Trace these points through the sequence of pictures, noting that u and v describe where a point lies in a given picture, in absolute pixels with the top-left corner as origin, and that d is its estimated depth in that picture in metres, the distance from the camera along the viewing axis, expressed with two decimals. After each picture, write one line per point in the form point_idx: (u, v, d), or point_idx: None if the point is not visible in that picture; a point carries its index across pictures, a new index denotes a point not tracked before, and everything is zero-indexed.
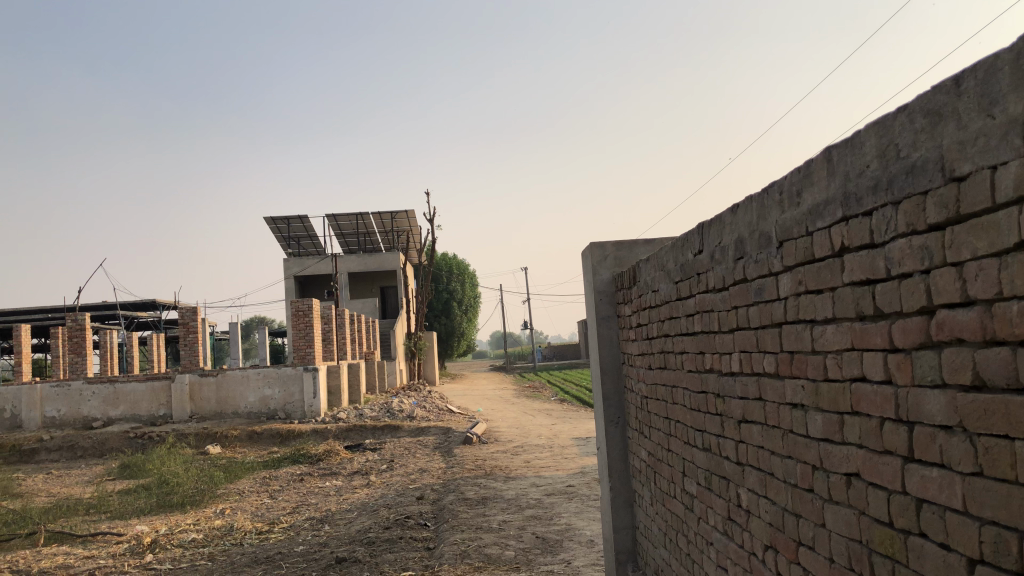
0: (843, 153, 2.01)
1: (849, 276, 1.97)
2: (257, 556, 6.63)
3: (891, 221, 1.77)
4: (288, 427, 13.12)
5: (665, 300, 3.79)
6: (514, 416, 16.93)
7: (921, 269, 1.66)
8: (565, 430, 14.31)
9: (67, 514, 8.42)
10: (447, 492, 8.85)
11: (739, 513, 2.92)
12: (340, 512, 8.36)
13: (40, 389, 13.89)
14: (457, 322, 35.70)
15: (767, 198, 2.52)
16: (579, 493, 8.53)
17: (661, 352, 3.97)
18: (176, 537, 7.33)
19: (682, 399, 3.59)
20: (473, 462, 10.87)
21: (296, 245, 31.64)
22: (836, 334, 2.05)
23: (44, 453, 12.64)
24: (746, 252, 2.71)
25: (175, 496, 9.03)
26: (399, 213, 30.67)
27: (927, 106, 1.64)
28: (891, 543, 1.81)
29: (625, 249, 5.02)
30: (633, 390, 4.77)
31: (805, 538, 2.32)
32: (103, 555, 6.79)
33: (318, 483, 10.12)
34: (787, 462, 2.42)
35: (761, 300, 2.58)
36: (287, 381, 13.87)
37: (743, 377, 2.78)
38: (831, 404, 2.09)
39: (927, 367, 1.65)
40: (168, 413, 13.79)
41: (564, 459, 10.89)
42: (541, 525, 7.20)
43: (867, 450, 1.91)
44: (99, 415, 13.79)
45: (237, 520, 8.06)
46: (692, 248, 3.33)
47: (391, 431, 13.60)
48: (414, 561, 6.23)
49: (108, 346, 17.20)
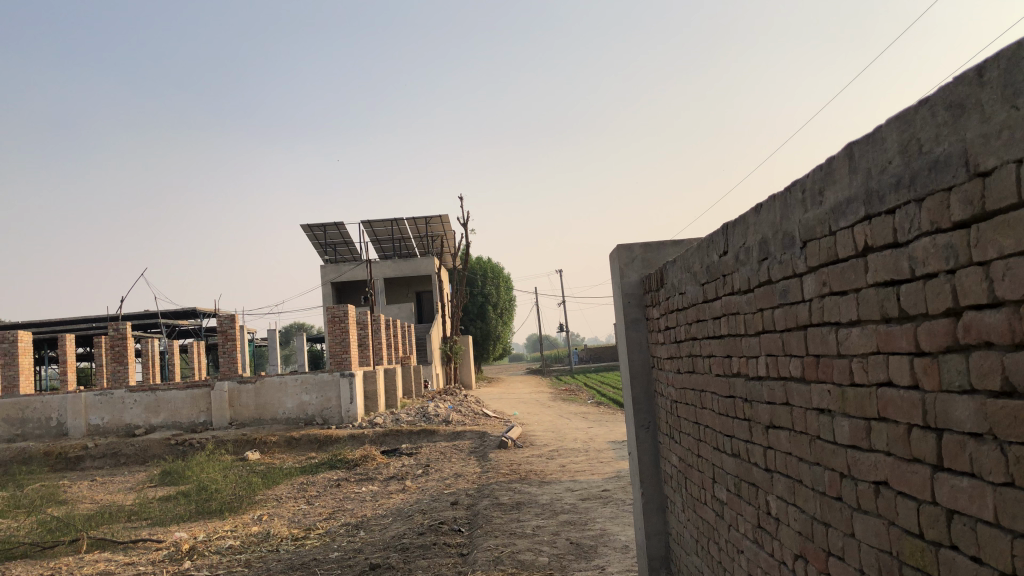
0: (865, 149, 1.94)
1: (873, 277, 1.89)
2: (293, 563, 6.66)
3: (914, 219, 1.69)
4: (326, 433, 13.22)
5: (692, 302, 3.71)
6: (549, 420, 16.89)
7: (946, 269, 1.59)
8: (601, 433, 14.20)
9: (109, 520, 8.56)
10: (481, 497, 8.83)
11: (768, 520, 2.84)
12: (375, 518, 8.38)
13: (84, 397, 14.11)
14: (493, 324, 35.75)
15: (790, 197, 2.45)
16: (614, 498, 8.45)
17: (688, 355, 3.89)
18: (215, 543, 7.40)
19: (711, 403, 3.52)
20: (508, 466, 10.83)
21: (332, 251, 31.95)
22: (862, 337, 1.97)
23: (89, 460, 12.86)
24: (771, 253, 2.63)
25: (214, 502, 9.14)
26: (433, 218, 30.85)
27: (950, 99, 1.57)
28: (922, 556, 1.73)
29: (653, 251, 4.95)
30: (663, 394, 4.69)
31: (834, 547, 2.24)
32: (143, 561, 6.87)
33: (355, 488, 10.18)
34: (815, 470, 2.34)
35: (785, 303, 2.51)
36: (325, 386, 13.97)
37: (770, 381, 2.70)
38: (858, 409, 2.02)
39: (955, 371, 1.58)
40: (208, 420, 13.97)
41: (599, 462, 10.79)
42: (576, 530, 7.13)
43: (895, 458, 1.84)
44: (141, 422, 14.01)
45: (274, 526, 8.11)
46: (717, 249, 3.26)
47: (427, 435, 13.61)
48: (447, 568, 6.21)
49: (149, 354, 17.49)
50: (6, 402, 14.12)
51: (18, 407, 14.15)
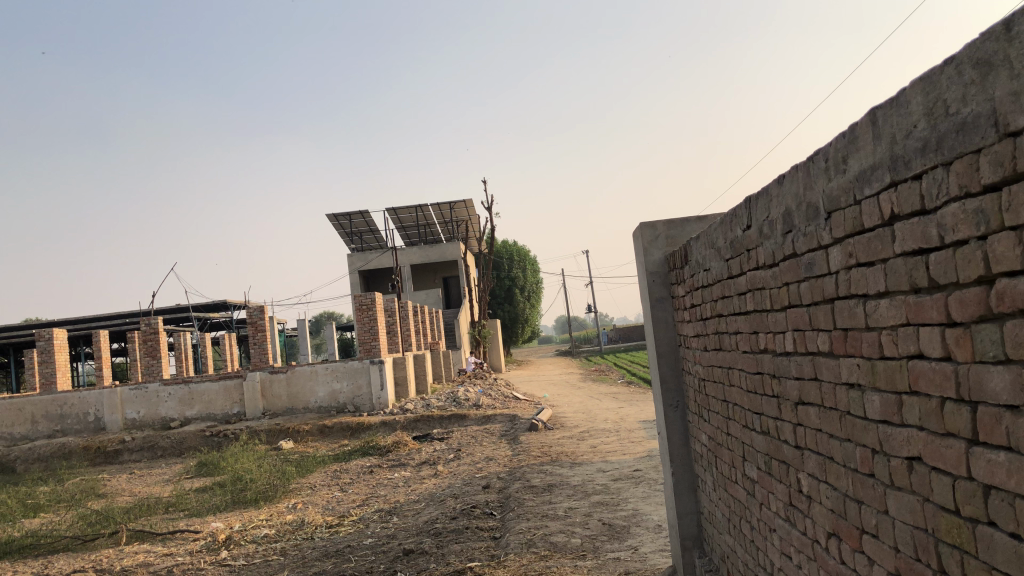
0: (889, 114, 1.85)
1: (901, 246, 1.82)
2: (327, 550, 6.71)
3: (942, 184, 1.62)
4: (358, 420, 13.30)
5: (717, 279, 3.63)
6: (579, 401, 16.86)
7: (977, 236, 1.52)
8: (632, 412, 14.14)
9: (147, 512, 8.69)
10: (512, 480, 8.83)
11: (801, 499, 2.78)
12: (408, 503, 8.42)
13: (120, 391, 14.30)
14: (520, 308, 35.73)
15: (813, 166, 2.36)
16: (646, 478, 8.41)
17: (715, 333, 3.83)
18: (250, 533, 7.45)
19: (738, 381, 3.46)
20: (539, 449, 10.80)
21: (358, 238, 32.09)
22: (891, 309, 1.90)
23: (127, 454, 13.07)
24: (795, 225, 2.55)
25: (249, 492, 9.22)
26: (457, 203, 30.81)
27: (977, 56, 1.49)
28: (959, 533, 1.68)
29: (677, 228, 4.85)
30: (690, 372, 4.63)
31: (868, 526, 2.19)
32: (182, 552, 6.97)
33: (388, 474, 10.24)
34: (847, 446, 2.28)
35: (811, 276, 2.43)
36: (355, 374, 14.05)
37: (797, 356, 2.64)
38: (888, 383, 1.95)
39: (988, 341, 1.51)
40: (241, 411, 14.14)
41: (630, 443, 10.73)
42: (608, 511, 7.10)
43: (928, 433, 1.77)
44: (176, 415, 14.21)
45: (309, 514, 8.17)
46: (741, 223, 3.18)
47: (457, 420, 13.62)
48: (480, 552, 6.20)
49: (182, 347, 17.69)
50: (45, 399, 14.33)
51: (56, 403, 14.34)
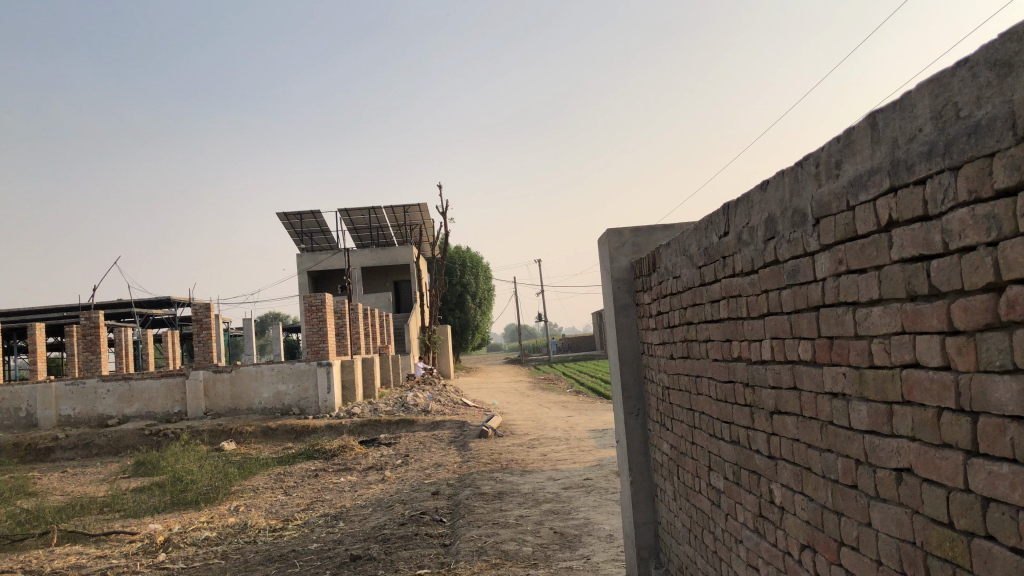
0: (890, 117, 1.82)
1: (898, 253, 1.78)
2: (271, 554, 6.49)
3: (948, 189, 1.59)
4: (303, 423, 13.01)
5: (687, 287, 3.60)
6: (529, 409, 16.86)
7: (986, 242, 1.48)
8: (581, 421, 14.14)
9: (80, 513, 8.35)
10: (463, 487, 8.70)
11: (772, 509, 2.75)
12: (354, 509, 8.22)
13: (54, 387, 13.79)
14: (471, 314, 35.62)
15: (802, 171, 2.33)
16: (596, 487, 8.37)
17: (683, 340, 3.80)
18: (189, 535, 7.19)
19: (707, 389, 3.43)
20: (489, 455, 10.70)
21: (308, 239, 31.61)
22: (883, 316, 1.87)
23: (60, 452, 12.59)
24: (778, 232, 2.52)
25: (189, 494, 8.92)
26: (411, 207, 30.59)
27: (994, 57, 1.45)
28: (951, 546, 1.64)
29: (643, 235, 4.83)
30: (653, 380, 4.57)
31: (848, 538, 2.15)
32: (116, 554, 6.68)
33: (334, 478, 10.02)
34: (827, 456, 2.25)
35: (794, 283, 2.40)
36: (302, 375, 13.72)
37: (775, 364, 2.61)
38: (878, 392, 1.92)
39: (995, 349, 1.47)
40: (183, 410, 13.72)
41: (579, 451, 10.70)
42: (559, 519, 7.03)
43: (921, 443, 1.74)
44: (114, 412, 13.73)
45: (252, 517, 7.93)
46: (717, 230, 3.15)
47: (406, 425, 13.46)
48: (430, 559, 6.07)
49: (123, 344, 17.14)
50: None
51: None
